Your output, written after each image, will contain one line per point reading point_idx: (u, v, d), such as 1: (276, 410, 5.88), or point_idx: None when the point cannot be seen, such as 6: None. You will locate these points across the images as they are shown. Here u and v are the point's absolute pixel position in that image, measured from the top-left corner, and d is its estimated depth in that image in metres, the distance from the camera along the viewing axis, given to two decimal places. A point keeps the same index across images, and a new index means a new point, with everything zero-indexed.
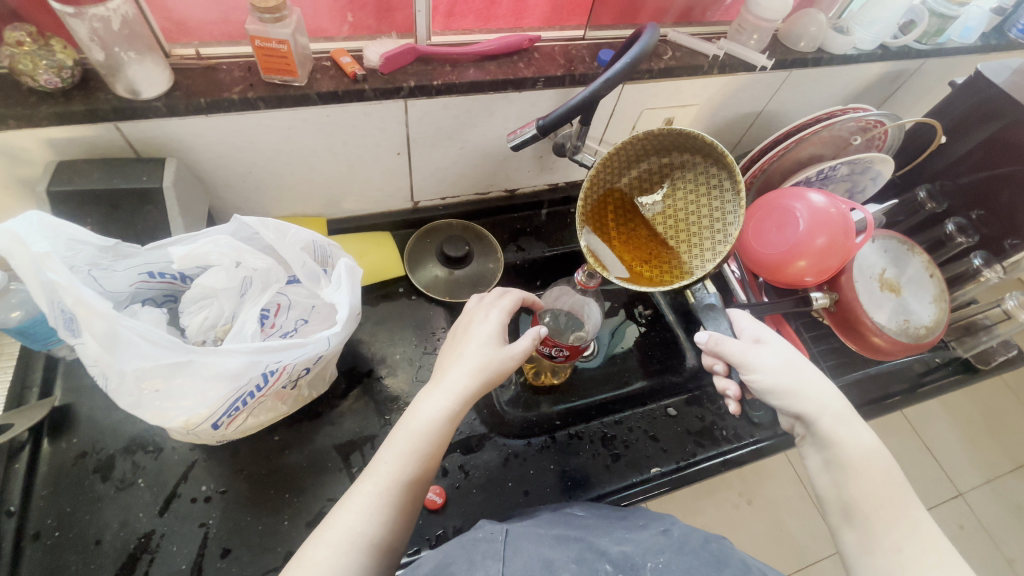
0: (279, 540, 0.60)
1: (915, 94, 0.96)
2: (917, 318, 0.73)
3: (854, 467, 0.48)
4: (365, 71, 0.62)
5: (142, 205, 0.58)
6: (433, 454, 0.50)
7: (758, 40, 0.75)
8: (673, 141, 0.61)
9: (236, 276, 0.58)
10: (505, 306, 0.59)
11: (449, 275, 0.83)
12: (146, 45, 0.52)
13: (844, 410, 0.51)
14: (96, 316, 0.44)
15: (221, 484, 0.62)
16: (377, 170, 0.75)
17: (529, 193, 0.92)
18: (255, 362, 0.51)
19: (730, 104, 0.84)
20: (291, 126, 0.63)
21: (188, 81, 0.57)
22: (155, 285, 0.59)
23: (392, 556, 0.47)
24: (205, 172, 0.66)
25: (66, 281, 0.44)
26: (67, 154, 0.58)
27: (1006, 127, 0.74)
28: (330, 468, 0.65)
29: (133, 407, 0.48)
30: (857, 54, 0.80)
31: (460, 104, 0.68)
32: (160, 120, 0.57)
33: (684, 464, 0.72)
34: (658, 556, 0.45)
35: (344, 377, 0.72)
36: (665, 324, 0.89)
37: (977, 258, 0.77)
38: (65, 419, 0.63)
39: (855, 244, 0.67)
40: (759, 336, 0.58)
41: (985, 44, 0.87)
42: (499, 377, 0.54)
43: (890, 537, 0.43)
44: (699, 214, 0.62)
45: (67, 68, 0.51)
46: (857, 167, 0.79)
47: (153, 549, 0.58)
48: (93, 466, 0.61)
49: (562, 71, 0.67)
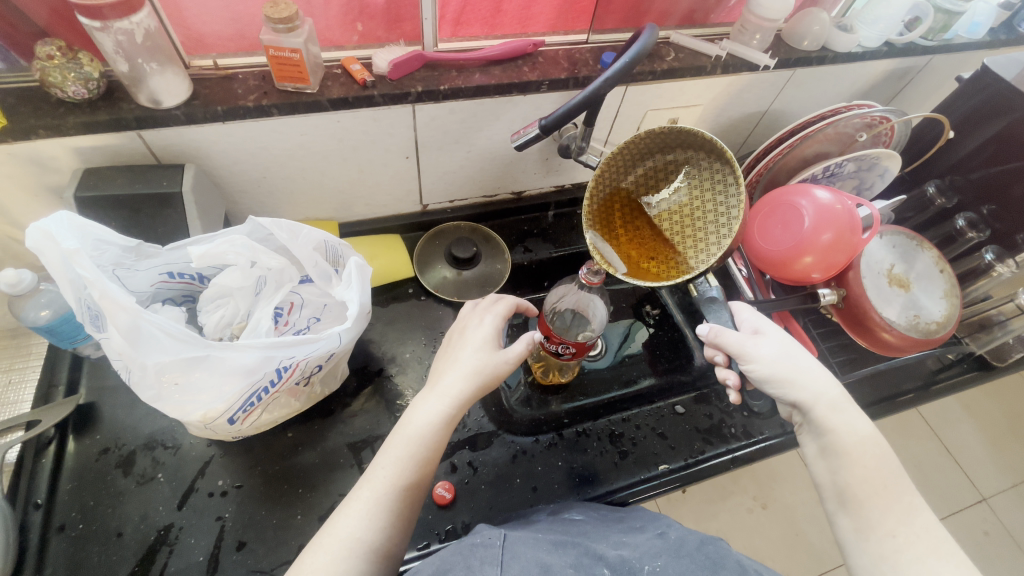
0: (292, 534, 0.61)
1: (924, 91, 0.96)
2: (928, 313, 0.73)
3: (848, 454, 0.48)
4: (374, 77, 0.64)
5: (162, 209, 0.60)
6: (429, 458, 0.52)
7: (760, 40, 0.76)
8: (675, 138, 0.61)
9: (251, 275, 0.60)
10: (500, 311, 0.61)
11: (457, 276, 0.85)
12: (167, 56, 0.55)
13: (838, 398, 0.51)
14: (120, 310, 0.47)
15: (237, 479, 0.64)
16: (386, 174, 0.77)
17: (536, 195, 0.94)
18: (270, 358, 0.53)
19: (734, 104, 0.85)
20: (304, 132, 0.65)
21: (206, 91, 0.60)
22: (175, 286, 0.62)
23: (392, 562, 0.48)
24: (221, 178, 0.68)
25: (93, 277, 0.46)
26: (92, 162, 0.60)
27: (1017, 122, 0.73)
28: (342, 464, 0.67)
29: (154, 400, 0.51)
30: (862, 52, 0.80)
31: (467, 108, 0.70)
32: (179, 128, 0.59)
33: (693, 461, 0.72)
34: (655, 559, 0.46)
35: (355, 376, 0.74)
36: (673, 323, 0.90)
37: (988, 253, 0.76)
38: (89, 417, 0.66)
39: (862, 240, 0.67)
40: (758, 327, 0.59)
41: (994, 39, 0.86)
42: (494, 382, 0.56)
43: (884, 523, 0.44)
44: (703, 209, 0.63)
45: (93, 79, 0.54)
46: (864, 164, 0.79)
47: (171, 541, 0.59)
48: (116, 461, 0.63)
49: (565, 74, 0.69)
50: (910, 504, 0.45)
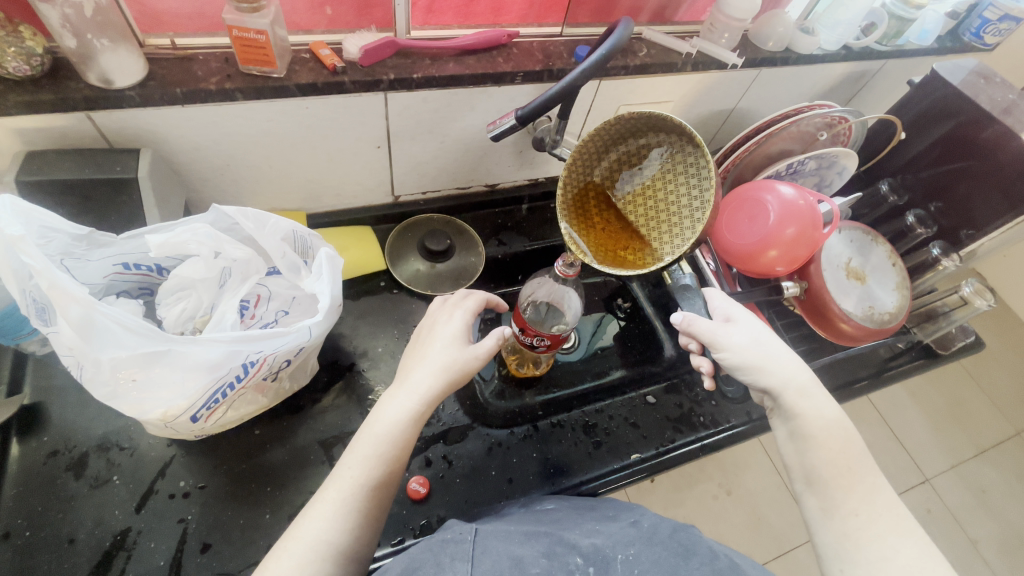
0: (260, 534, 0.59)
1: (878, 92, 1.01)
2: (881, 304, 0.77)
3: (815, 437, 0.50)
4: (344, 63, 0.62)
5: (115, 196, 0.57)
6: (398, 457, 0.51)
7: (729, 39, 0.78)
8: (646, 122, 0.62)
9: (214, 266, 0.58)
10: (471, 307, 0.61)
11: (431, 269, 0.84)
12: (119, 33, 0.52)
13: (807, 383, 0.53)
14: (71, 302, 0.44)
15: (200, 479, 0.62)
16: (356, 164, 0.75)
17: (510, 187, 0.93)
18: (236, 352, 0.51)
19: (703, 101, 0.87)
20: (270, 119, 0.63)
21: (163, 71, 0.56)
22: (131, 277, 0.59)
23: (358, 564, 0.47)
24: (180, 165, 0.65)
25: (40, 265, 0.43)
26: (36, 144, 0.56)
27: (960, 125, 0.78)
28: (312, 461, 0.65)
29: (109, 398, 0.48)
30: (823, 55, 0.83)
31: (440, 97, 0.69)
32: (134, 110, 0.56)
33: (663, 450, 0.74)
34: (629, 548, 0.47)
35: (325, 370, 0.72)
36: (644, 316, 0.92)
37: (936, 247, 0.82)
38: (34, 418, 0.62)
39: (823, 235, 0.70)
40: (730, 315, 0.60)
41: (942, 46, 0.91)
42: (465, 377, 0.56)
43: (848, 503, 0.46)
44: (677, 192, 0.63)
45: (36, 55, 0.50)
46: (824, 162, 0.82)
47: (129, 546, 0.56)
48: (66, 464, 0.60)
49: (540, 66, 0.69)
50: (874, 483, 0.47)
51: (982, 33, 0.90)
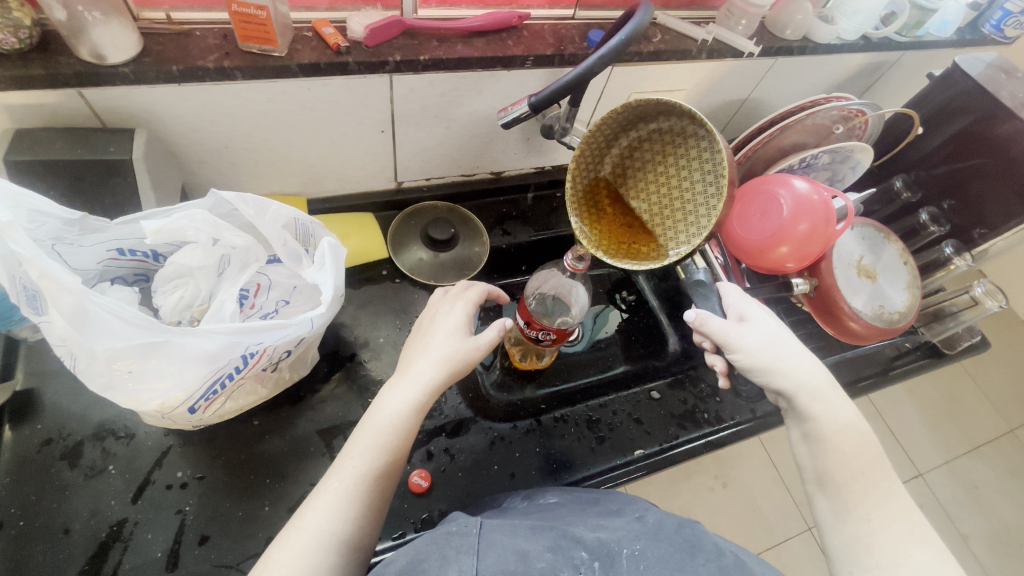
0: (258, 526, 0.58)
1: (893, 85, 0.98)
2: (891, 304, 0.76)
3: (829, 440, 0.49)
4: (348, 43, 0.59)
5: (109, 177, 0.55)
6: (399, 449, 0.50)
7: (746, 26, 0.75)
8: (653, 108, 0.60)
9: (213, 253, 0.56)
10: (471, 297, 0.59)
11: (433, 258, 0.82)
12: (112, 6, 0.49)
13: (821, 385, 0.52)
14: (62, 292, 0.42)
15: (198, 470, 0.60)
16: (359, 149, 0.73)
17: (515, 175, 0.91)
18: (235, 343, 0.49)
19: (717, 90, 0.84)
20: (269, 100, 0.60)
21: (159, 47, 0.54)
22: (126, 264, 0.57)
23: (359, 560, 0.46)
24: (177, 146, 0.63)
25: (30, 253, 0.41)
26: (26, 122, 0.54)
27: (978, 121, 0.76)
28: (312, 452, 0.64)
29: (105, 389, 0.46)
30: (840, 45, 0.80)
31: (447, 81, 0.66)
32: (128, 87, 0.53)
33: (666, 446, 0.73)
34: (634, 543, 0.46)
35: (326, 360, 0.71)
36: (649, 309, 0.91)
37: (948, 247, 0.80)
38: (28, 404, 0.60)
39: (837, 231, 0.68)
40: (744, 313, 0.58)
41: (961, 38, 0.89)
42: (466, 368, 0.54)
43: (861, 507, 0.45)
44: (690, 179, 0.61)
45: (24, 27, 0.48)
46: (838, 156, 0.80)
47: (126, 537, 0.55)
48: (61, 452, 0.58)
49: (551, 50, 0.66)
50: (888, 488, 0.46)
51: (1002, 26, 0.87)
